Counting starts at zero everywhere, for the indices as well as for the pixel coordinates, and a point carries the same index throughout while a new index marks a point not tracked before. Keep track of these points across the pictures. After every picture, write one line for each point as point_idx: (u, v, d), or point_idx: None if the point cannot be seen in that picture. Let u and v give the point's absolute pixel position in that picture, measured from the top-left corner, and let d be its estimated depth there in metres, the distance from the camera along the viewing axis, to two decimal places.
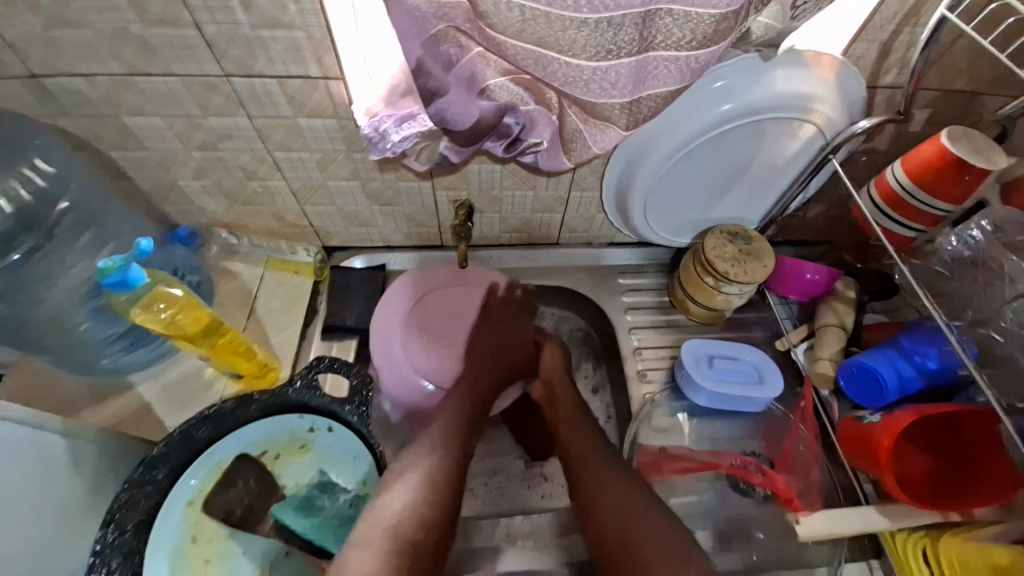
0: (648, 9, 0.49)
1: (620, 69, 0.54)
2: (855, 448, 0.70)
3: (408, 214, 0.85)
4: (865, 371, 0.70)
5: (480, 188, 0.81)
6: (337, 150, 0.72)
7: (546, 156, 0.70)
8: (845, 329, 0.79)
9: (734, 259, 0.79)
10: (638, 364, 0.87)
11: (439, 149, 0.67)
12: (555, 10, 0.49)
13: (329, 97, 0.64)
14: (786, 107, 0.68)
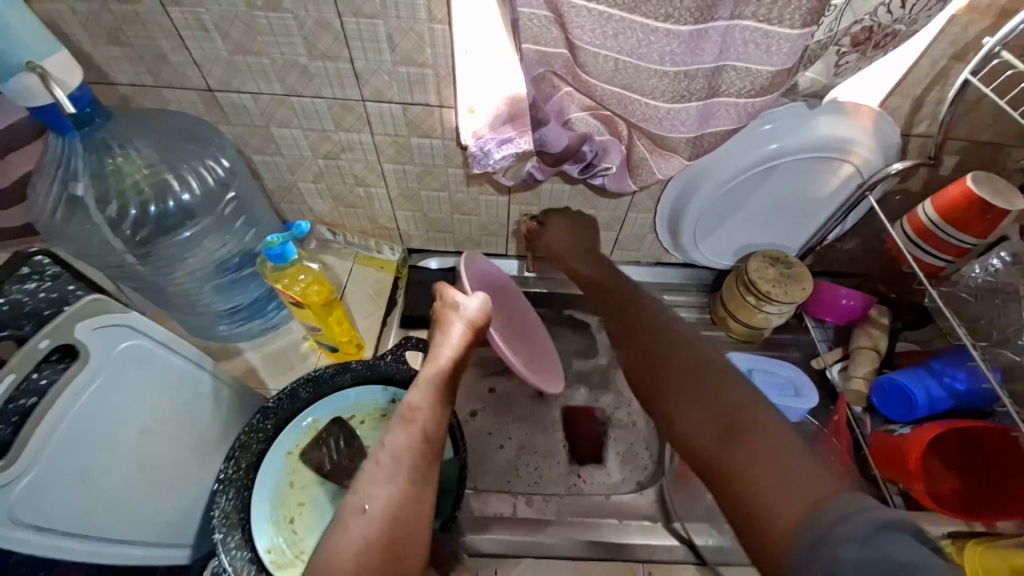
0: (718, 65, 0.61)
1: (690, 110, 0.65)
2: (885, 460, 0.75)
3: (482, 223, 0.98)
4: (895, 388, 0.77)
5: (549, 205, 0.93)
6: (436, 165, 0.85)
7: (614, 179, 0.82)
8: (879, 352, 0.86)
9: (775, 280, 0.88)
10: None
11: (526, 169, 0.80)
12: (643, 63, 0.60)
13: (440, 121, 0.78)
14: (827, 150, 0.79)
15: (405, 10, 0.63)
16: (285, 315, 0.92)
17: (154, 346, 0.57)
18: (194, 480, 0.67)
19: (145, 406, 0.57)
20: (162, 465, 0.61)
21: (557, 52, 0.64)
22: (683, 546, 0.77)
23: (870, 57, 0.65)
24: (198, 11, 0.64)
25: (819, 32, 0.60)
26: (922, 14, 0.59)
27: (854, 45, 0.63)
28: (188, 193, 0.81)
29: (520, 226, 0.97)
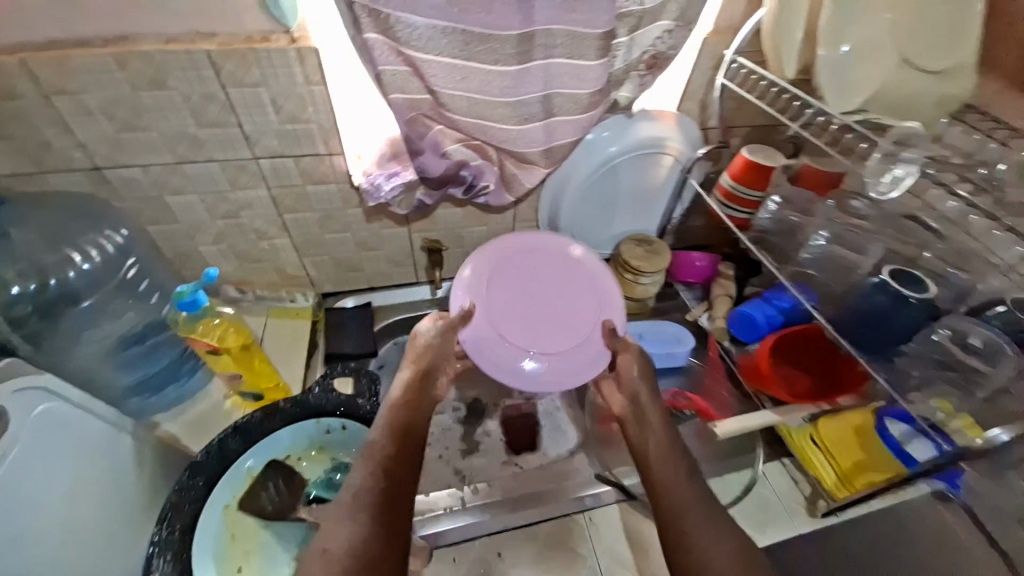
0: (547, 92, 0.78)
1: (535, 129, 0.82)
2: (751, 376, 0.94)
3: (389, 256, 1.06)
4: (742, 318, 0.97)
5: (446, 229, 1.05)
6: (335, 208, 0.94)
7: (494, 196, 0.95)
8: (731, 297, 1.07)
9: (642, 256, 1.08)
10: None
11: (416, 197, 0.92)
12: (488, 97, 0.76)
13: (331, 168, 0.87)
14: (652, 147, 1.00)
15: (285, 78, 0.74)
16: (202, 377, 0.91)
17: (74, 407, 0.58)
18: (125, 550, 0.64)
19: (65, 472, 0.56)
20: (90, 534, 0.59)
21: (421, 96, 0.78)
22: (617, 490, 0.88)
23: (655, 75, 0.88)
24: (83, 97, 0.70)
25: (616, 62, 0.84)
26: (675, 41, 0.83)
27: (647, 69, 0.87)
28: (88, 263, 0.82)
29: (423, 253, 1.08)
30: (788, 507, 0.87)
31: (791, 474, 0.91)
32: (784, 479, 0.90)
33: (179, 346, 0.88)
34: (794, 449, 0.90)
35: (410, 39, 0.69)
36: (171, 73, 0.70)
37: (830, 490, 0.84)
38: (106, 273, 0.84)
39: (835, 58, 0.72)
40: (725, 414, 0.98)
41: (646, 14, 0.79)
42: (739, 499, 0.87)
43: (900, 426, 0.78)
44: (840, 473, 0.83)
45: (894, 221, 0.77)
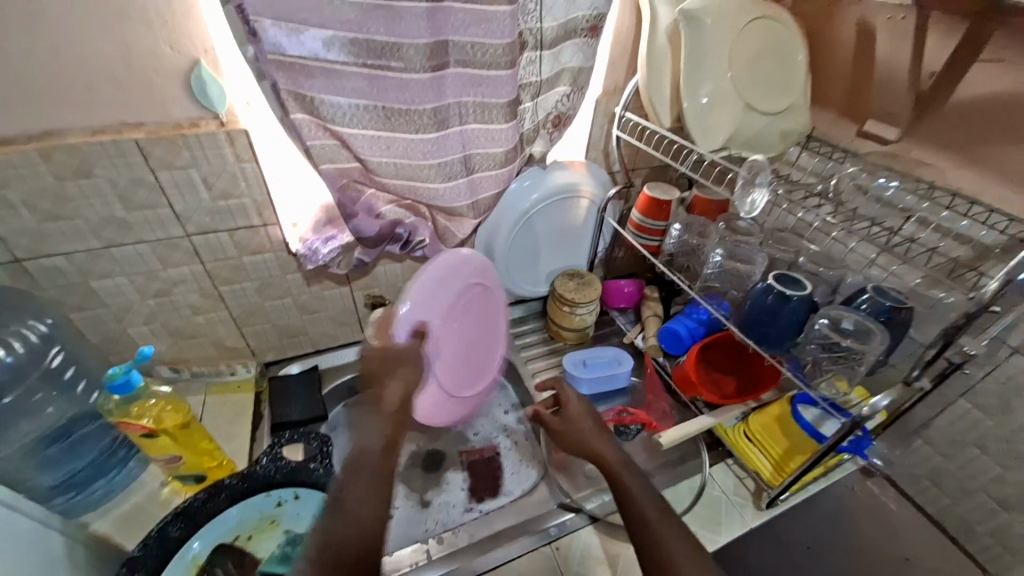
0: (466, 153, 0.88)
1: (459, 186, 0.91)
2: (683, 386, 1.02)
3: (332, 316, 1.08)
4: (666, 333, 1.07)
5: (387, 284, 1.08)
6: (273, 275, 0.96)
7: (430, 248, 1.02)
8: (659, 316, 1.17)
9: (575, 289, 1.17)
10: (539, 383, 1.15)
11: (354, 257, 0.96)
12: (412, 160, 0.84)
13: (267, 237, 0.90)
14: (570, 191, 1.12)
15: (216, 159, 0.79)
16: (137, 465, 0.86)
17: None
18: None
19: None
20: None
21: (351, 165, 0.84)
22: (579, 514, 0.90)
23: (561, 131, 1.02)
24: (4, 192, 0.70)
25: (525, 123, 0.96)
26: (572, 103, 0.98)
27: (554, 128, 1.00)
28: (9, 356, 0.79)
29: (367, 310, 1.11)
30: (736, 503, 0.93)
31: (735, 473, 0.98)
32: (729, 478, 0.97)
33: (113, 433, 0.84)
34: (733, 450, 0.98)
35: (335, 116, 0.76)
36: (97, 163, 0.73)
37: (769, 481, 0.92)
38: (28, 364, 0.81)
39: (696, 108, 0.86)
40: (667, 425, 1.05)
41: (543, 83, 0.93)
42: (693, 504, 0.92)
43: (810, 411, 0.88)
44: (775, 463, 0.91)
45: (773, 235, 0.95)
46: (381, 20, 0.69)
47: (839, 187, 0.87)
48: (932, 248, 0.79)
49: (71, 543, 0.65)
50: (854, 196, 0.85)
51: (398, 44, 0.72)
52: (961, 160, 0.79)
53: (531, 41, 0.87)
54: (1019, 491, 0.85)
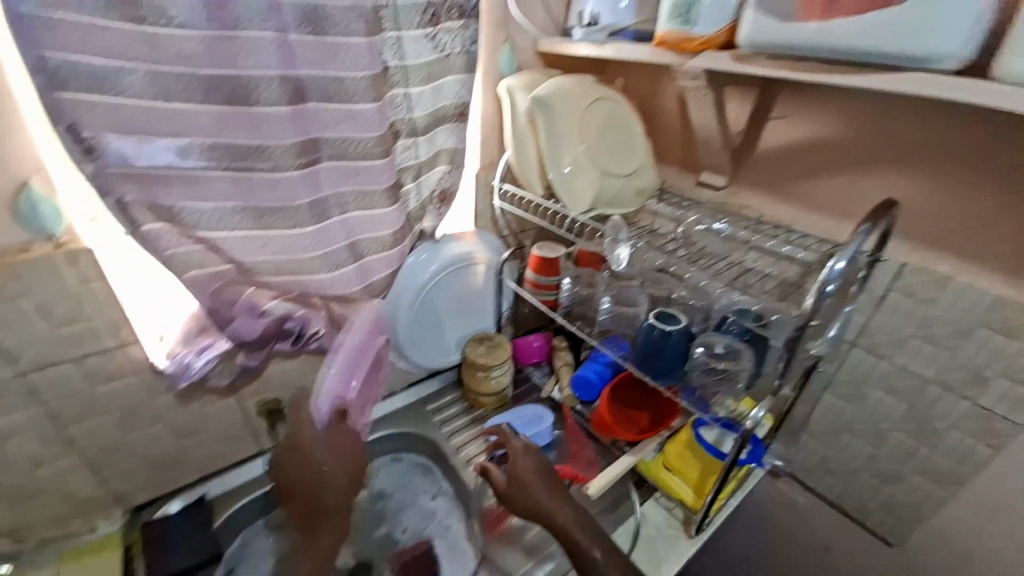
0: (352, 239, 0.87)
1: (348, 272, 0.89)
2: (602, 429, 1.06)
3: (218, 433, 0.96)
4: (578, 382, 1.11)
5: (284, 385, 1.00)
6: (137, 402, 0.83)
7: (328, 337, 0.96)
8: (570, 364, 1.23)
9: (486, 353, 1.18)
10: (466, 456, 1.12)
11: (237, 363, 0.90)
12: (293, 254, 0.81)
13: (125, 360, 0.80)
14: (465, 260, 1.15)
15: (54, 285, 0.69)
16: None
17: None
18: None
19: None
20: None
21: (223, 267, 0.78)
22: None
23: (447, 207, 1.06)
24: None
25: (410, 203, 0.98)
26: (455, 179, 1.03)
27: (441, 202, 1.03)
28: None
29: (261, 419, 1.00)
30: (669, 537, 0.95)
31: (664, 505, 1.01)
32: (659, 511, 1.00)
33: None
34: (657, 483, 1.00)
35: (199, 223, 0.72)
36: None
37: (694, 508, 0.95)
38: None
39: (560, 176, 0.95)
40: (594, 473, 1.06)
41: (422, 165, 0.96)
42: (632, 548, 0.93)
43: (711, 431, 0.95)
44: (694, 489, 0.95)
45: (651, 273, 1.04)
46: (241, 125, 0.69)
47: (688, 230, 1.01)
48: (763, 273, 0.95)
49: None
50: (701, 237, 1.00)
51: (264, 147, 0.71)
52: (775, 197, 0.98)
53: (404, 128, 0.89)
54: (889, 463, 0.99)
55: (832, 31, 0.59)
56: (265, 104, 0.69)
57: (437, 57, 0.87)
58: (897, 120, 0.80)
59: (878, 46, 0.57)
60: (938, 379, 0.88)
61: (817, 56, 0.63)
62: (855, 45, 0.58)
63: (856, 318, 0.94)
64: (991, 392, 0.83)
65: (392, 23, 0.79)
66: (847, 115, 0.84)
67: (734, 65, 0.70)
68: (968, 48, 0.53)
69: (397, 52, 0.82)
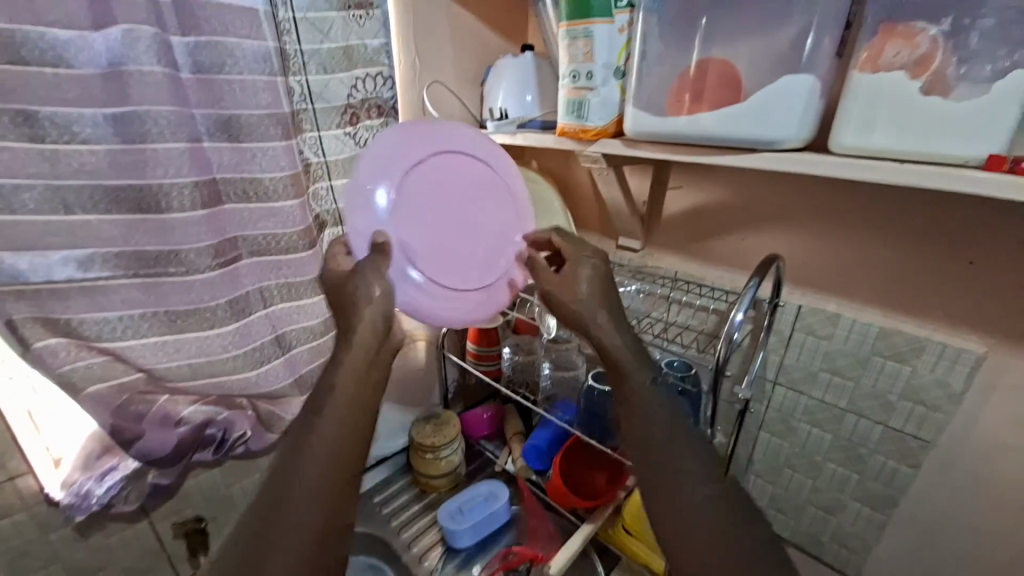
0: (277, 332, 0.84)
1: (276, 367, 0.85)
2: (558, 500, 1.03)
3: (124, 566, 0.87)
4: (529, 450, 1.09)
5: (204, 499, 0.92)
6: (23, 542, 0.76)
7: (255, 439, 0.90)
8: (523, 432, 1.20)
9: (432, 433, 1.15)
10: (419, 551, 1.05)
11: (148, 481, 0.84)
12: (211, 355, 0.77)
13: (12, 495, 0.73)
14: None
15: None
16: None
17: None
18: None
19: None
20: None
21: (131, 377, 0.72)
22: None
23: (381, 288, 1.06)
24: None
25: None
26: None
27: None
28: None
29: (179, 541, 0.91)
30: None
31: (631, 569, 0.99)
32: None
33: None
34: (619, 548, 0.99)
35: (102, 333, 0.68)
36: None
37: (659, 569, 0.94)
38: None
39: None
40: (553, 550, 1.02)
41: None
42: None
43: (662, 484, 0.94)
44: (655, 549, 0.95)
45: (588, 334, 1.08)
46: (151, 232, 0.68)
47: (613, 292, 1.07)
48: (681, 326, 1.06)
49: None
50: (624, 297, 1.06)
51: (177, 251, 0.70)
52: (685, 255, 1.08)
53: (330, 219, 0.91)
54: (828, 495, 1.03)
55: (699, 120, 0.70)
56: (177, 211, 0.69)
57: (358, 152, 0.91)
58: (764, 186, 0.93)
59: (734, 132, 0.67)
60: (851, 408, 0.95)
61: (690, 141, 0.73)
62: (717, 132, 0.69)
63: (772, 359, 1.02)
64: (897, 414, 0.90)
65: (311, 125, 0.84)
66: (728, 184, 0.97)
67: (627, 149, 0.80)
68: (805, 130, 0.64)
69: (317, 149, 0.86)
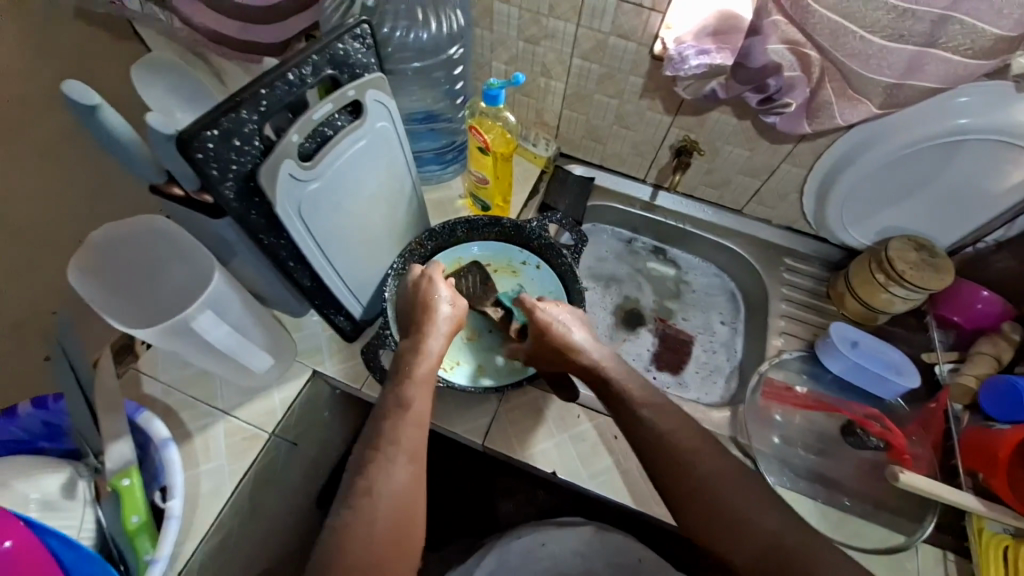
0: (924, 49, 0.56)
1: (901, 55, 0.56)
2: (972, 455, 0.66)
3: (635, 142, 0.83)
4: (1001, 382, 0.66)
5: (711, 137, 0.77)
6: (604, 33, 0.69)
7: (788, 119, 0.67)
8: (1002, 363, 0.71)
9: (916, 263, 0.72)
10: (782, 325, 0.82)
11: (708, 86, 0.67)
12: (863, 30, 0.56)
13: (645, 27, 0.67)
14: (1017, 136, 0.64)
15: None
16: (458, 170, 0.83)
17: (288, 196, 0.47)
18: (347, 260, 0.58)
19: (362, 202, 0.56)
20: (365, 240, 0.59)
21: None
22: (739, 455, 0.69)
23: (971, 77, 0.58)
24: None
25: None
26: None
27: None
28: None
29: (667, 153, 0.83)
30: None
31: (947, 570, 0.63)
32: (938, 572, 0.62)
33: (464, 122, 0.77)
34: (971, 540, 0.63)
35: (686, 6, 0.62)
36: None
37: None
38: None
39: None
40: (920, 468, 0.69)
41: None
42: (874, 554, 0.63)
43: None
44: None
45: None
46: None
47: None
48: None
49: (350, 179, 0.53)
50: None
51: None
52: None
53: None
54: None
55: None
56: None
57: None
58: None
59: None
60: None
61: None
62: None
63: None
64: None
65: None
66: None
67: None
68: None
69: None
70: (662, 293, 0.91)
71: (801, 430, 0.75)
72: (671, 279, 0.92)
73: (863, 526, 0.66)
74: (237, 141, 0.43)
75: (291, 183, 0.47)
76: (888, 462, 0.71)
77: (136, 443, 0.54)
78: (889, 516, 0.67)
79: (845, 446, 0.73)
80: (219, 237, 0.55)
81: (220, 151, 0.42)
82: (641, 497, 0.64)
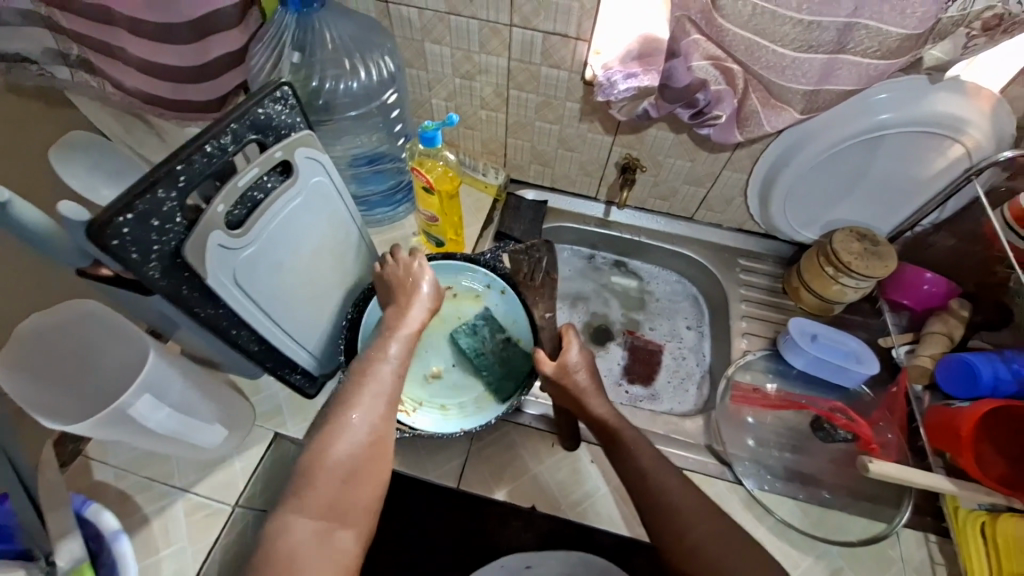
0: (834, 56, 0.58)
1: (813, 63, 0.59)
2: (937, 435, 0.68)
3: (582, 162, 0.84)
4: (955, 361, 0.68)
5: (652, 153, 0.79)
6: (534, 64, 0.71)
7: (720, 130, 0.69)
8: (953, 340, 0.73)
9: (860, 253, 0.74)
10: (743, 326, 0.83)
11: (641, 106, 0.69)
12: (774, 44, 0.58)
13: (573, 55, 0.69)
14: (934, 125, 0.67)
15: None
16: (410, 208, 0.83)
17: (223, 262, 0.46)
18: (296, 316, 0.57)
19: (307, 256, 0.56)
20: (314, 294, 0.59)
21: None
22: (717, 463, 0.69)
23: (883, 75, 0.60)
24: None
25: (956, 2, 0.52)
26: None
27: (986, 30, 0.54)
28: None
29: (614, 171, 0.84)
30: None
31: (932, 552, 0.64)
32: (920, 556, 0.64)
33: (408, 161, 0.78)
34: (949, 520, 0.64)
35: (609, 38, 0.66)
36: None
37: None
38: None
39: None
40: (890, 453, 0.71)
41: None
42: (856, 545, 0.64)
43: None
44: None
45: None
46: None
47: None
48: None
49: (290, 236, 0.52)
50: None
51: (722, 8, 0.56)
52: None
53: None
54: None
55: None
56: None
57: None
58: None
59: None
60: None
61: None
62: None
63: None
64: None
65: None
66: None
67: None
68: None
69: None
70: (626, 305, 0.92)
71: (775, 428, 0.76)
72: (635, 291, 0.93)
73: (843, 520, 0.66)
74: (156, 220, 0.42)
75: (223, 251, 0.46)
76: (858, 452, 0.72)
77: (87, 538, 0.51)
78: (867, 505, 0.68)
79: (818, 440, 0.74)
80: (156, 312, 0.53)
81: (139, 234, 0.41)
82: (622, 521, 0.63)
